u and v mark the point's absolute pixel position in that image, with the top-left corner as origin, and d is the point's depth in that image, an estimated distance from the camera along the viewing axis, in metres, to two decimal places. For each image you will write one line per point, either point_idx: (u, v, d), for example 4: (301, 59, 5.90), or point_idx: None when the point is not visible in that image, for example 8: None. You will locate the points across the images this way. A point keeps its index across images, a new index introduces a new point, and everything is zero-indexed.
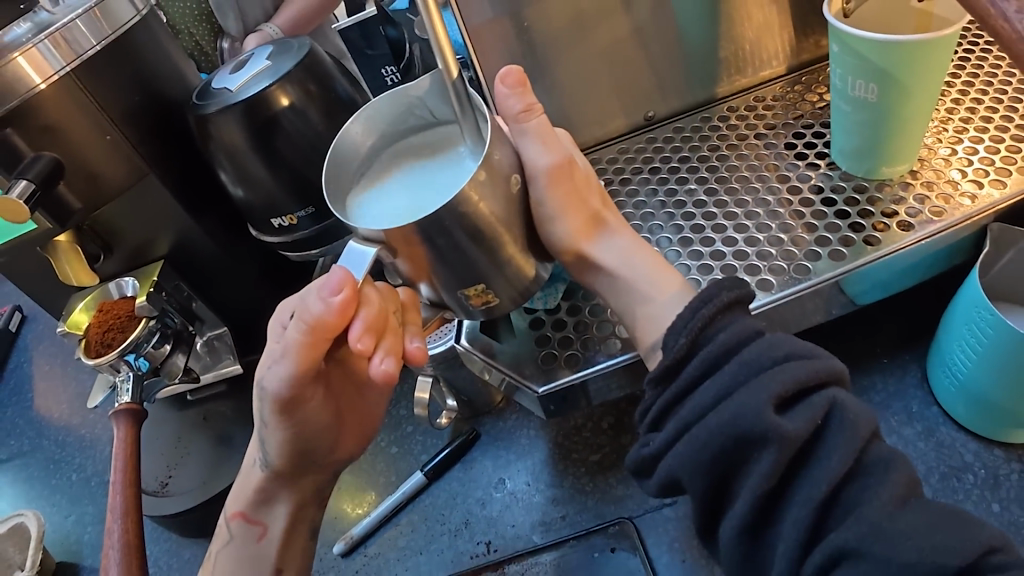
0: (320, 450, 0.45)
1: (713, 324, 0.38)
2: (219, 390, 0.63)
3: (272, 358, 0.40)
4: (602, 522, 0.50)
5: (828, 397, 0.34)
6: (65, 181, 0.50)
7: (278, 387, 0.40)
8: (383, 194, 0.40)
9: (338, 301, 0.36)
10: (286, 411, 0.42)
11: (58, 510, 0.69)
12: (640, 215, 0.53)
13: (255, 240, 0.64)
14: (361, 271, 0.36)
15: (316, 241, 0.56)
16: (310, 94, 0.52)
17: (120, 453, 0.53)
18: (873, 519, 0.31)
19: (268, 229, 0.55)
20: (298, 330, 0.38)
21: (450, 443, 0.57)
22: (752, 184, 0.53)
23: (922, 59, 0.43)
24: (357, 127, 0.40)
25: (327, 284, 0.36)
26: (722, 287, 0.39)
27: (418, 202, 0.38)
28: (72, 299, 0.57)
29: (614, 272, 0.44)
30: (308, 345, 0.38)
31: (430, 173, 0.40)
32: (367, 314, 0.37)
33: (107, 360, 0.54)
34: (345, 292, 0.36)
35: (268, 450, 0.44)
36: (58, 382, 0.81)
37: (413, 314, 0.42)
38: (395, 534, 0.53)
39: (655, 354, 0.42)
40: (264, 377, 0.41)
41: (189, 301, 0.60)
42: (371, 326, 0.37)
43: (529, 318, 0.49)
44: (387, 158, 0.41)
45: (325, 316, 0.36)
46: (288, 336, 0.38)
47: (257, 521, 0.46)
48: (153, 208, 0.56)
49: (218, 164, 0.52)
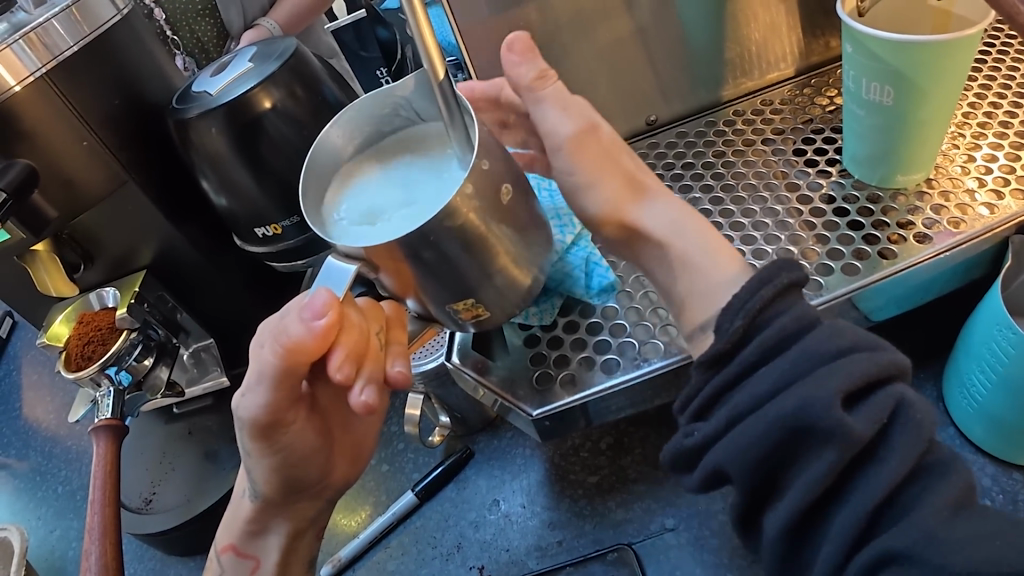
0: (313, 476, 0.43)
1: (771, 307, 0.33)
2: (205, 403, 0.61)
3: (247, 383, 0.38)
4: (600, 548, 0.47)
5: (895, 394, 0.30)
6: (40, 189, 0.48)
7: (256, 413, 0.38)
8: (361, 201, 0.38)
9: (320, 326, 0.34)
10: (268, 439, 0.39)
11: (43, 524, 0.67)
12: None
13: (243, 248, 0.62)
14: (341, 290, 0.34)
15: (303, 251, 0.54)
16: (295, 96, 0.50)
17: (99, 471, 0.51)
18: (926, 528, 0.27)
19: (253, 238, 0.53)
20: (275, 353, 0.35)
21: (442, 461, 0.55)
22: (760, 192, 0.50)
23: (942, 60, 0.40)
24: (337, 130, 0.38)
25: (309, 306, 0.33)
26: (780, 267, 0.33)
27: (397, 213, 0.36)
28: (52, 310, 0.56)
29: (659, 239, 0.39)
30: (288, 369, 0.36)
31: (413, 179, 0.38)
32: (348, 339, 0.35)
33: (87, 374, 0.52)
34: (329, 315, 0.33)
35: (256, 481, 0.41)
36: (46, 390, 0.79)
37: (398, 332, 0.39)
38: (384, 557, 0.51)
39: (704, 335, 0.37)
40: (239, 403, 0.39)
41: (174, 312, 0.58)
42: (351, 352, 0.35)
43: (524, 335, 0.47)
44: (369, 163, 0.40)
45: (305, 339, 0.34)
46: (264, 358, 0.36)
47: (249, 554, 0.44)
48: (134, 217, 0.54)
49: (200, 171, 0.50)
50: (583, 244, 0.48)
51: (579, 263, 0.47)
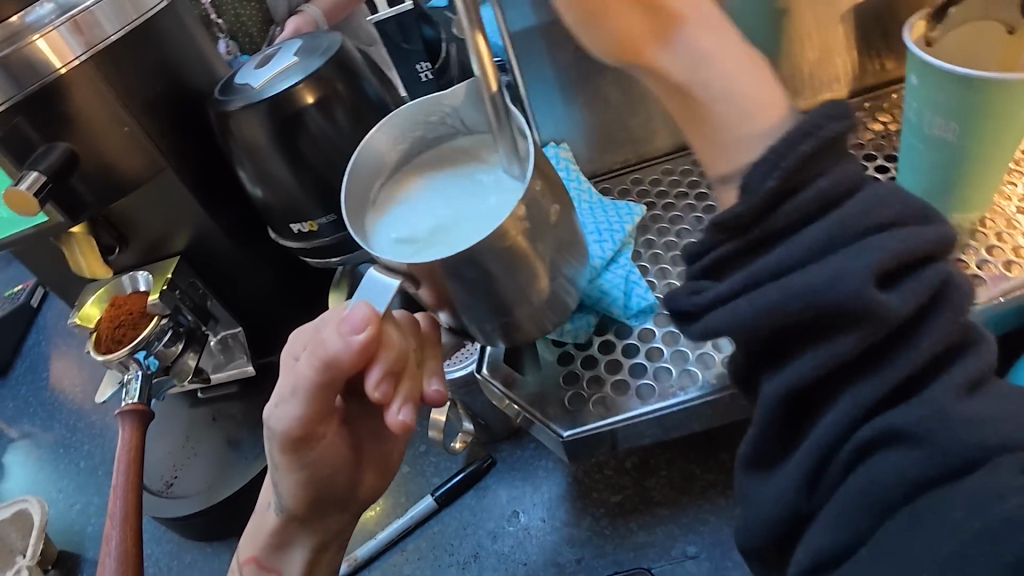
0: (341, 488, 0.43)
1: (812, 165, 0.27)
2: (230, 390, 0.61)
3: (279, 394, 0.38)
4: (619, 570, 0.47)
5: (941, 272, 0.27)
6: (79, 173, 0.47)
7: (287, 425, 0.38)
8: (404, 212, 0.37)
9: (359, 341, 0.33)
10: (298, 452, 0.39)
11: (64, 497, 0.68)
12: (675, 230, 0.51)
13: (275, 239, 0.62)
14: (382, 304, 0.34)
15: (337, 249, 0.53)
16: (337, 93, 0.49)
17: (124, 455, 0.51)
18: (938, 404, 0.26)
19: (288, 233, 0.52)
20: (315, 365, 0.35)
21: (463, 469, 0.55)
22: None
23: (1014, 100, 0.39)
24: (382, 136, 0.38)
25: (348, 321, 0.33)
26: (830, 116, 0.27)
27: (446, 228, 0.35)
28: (84, 291, 0.56)
29: (682, 86, 0.31)
30: (323, 381, 0.36)
31: (459, 193, 0.37)
32: (386, 356, 0.35)
33: (116, 357, 0.52)
34: (368, 331, 0.33)
35: (284, 494, 0.41)
36: (74, 363, 0.80)
37: (432, 349, 0.39)
38: (400, 560, 0.51)
39: (727, 186, 0.31)
40: (270, 414, 0.39)
41: (204, 299, 0.57)
42: (389, 370, 0.35)
43: (557, 351, 0.46)
44: (412, 173, 0.39)
45: (342, 354, 0.34)
46: (300, 371, 0.36)
47: (273, 566, 0.43)
48: (170, 203, 0.54)
49: (238, 162, 0.49)
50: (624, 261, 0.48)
51: (616, 282, 0.46)
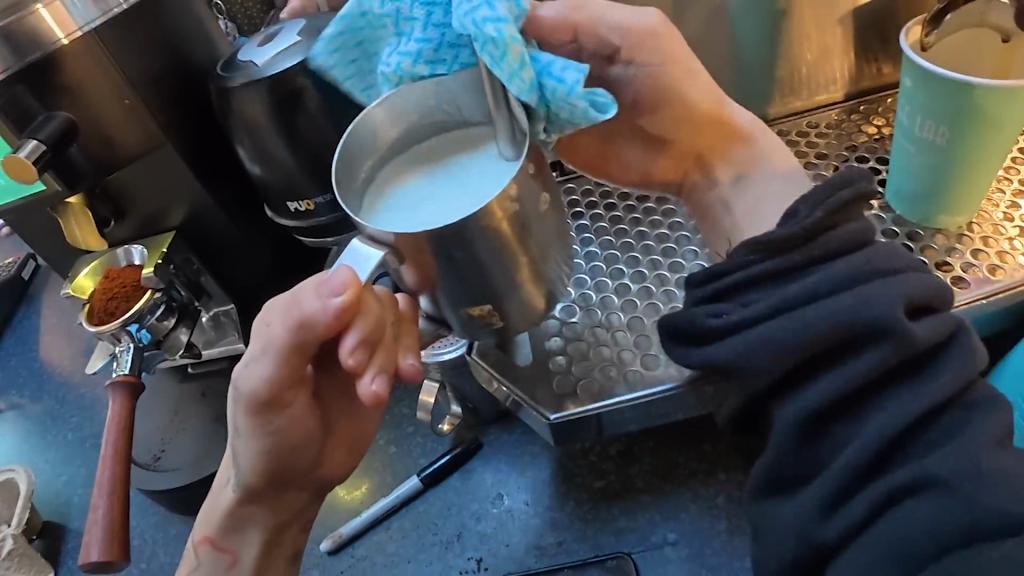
0: (306, 462, 0.43)
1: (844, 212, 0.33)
2: (219, 365, 0.62)
3: (250, 355, 0.39)
4: (599, 554, 0.48)
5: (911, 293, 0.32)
6: (79, 144, 0.48)
7: (255, 386, 0.39)
8: (404, 196, 0.38)
9: (337, 303, 0.34)
10: (264, 415, 0.40)
11: (50, 467, 0.68)
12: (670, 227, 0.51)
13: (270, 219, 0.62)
14: (364, 272, 0.34)
15: (333, 229, 0.54)
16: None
17: (113, 425, 0.51)
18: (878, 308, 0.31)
19: (284, 212, 0.53)
20: (288, 325, 0.36)
21: (450, 451, 0.55)
22: None
23: (1004, 106, 0.40)
24: (382, 112, 0.38)
25: (328, 284, 0.34)
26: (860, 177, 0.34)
27: (442, 208, 0.36)
28: (79, 262, 0.56)
29: None
30: (295, 343, 0.37)
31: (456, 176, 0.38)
32: (364, 325, 0.35)
33: (108, 329, 0.53)
34: (347, 294, 0.34)
35: (245, 463, 0.42)
36: (65, 337, 0.80)
37: (409, 325, 0.40)
38: (384, 538, 0.52)
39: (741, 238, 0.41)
40: (240, 375, 0.39)
41: (199, 275, 0.58)
42: (364, 340, 0.36)
43: (547, 339, 0.47)
44: (410, 158, 0.40)
45: (320, 316, 0.35)
46: (273, 333, 0.37)
47: (226, 548, 0.44)
48: (167, 177, 0.54)
49: (238, 139, 0.50)
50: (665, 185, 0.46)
51: None
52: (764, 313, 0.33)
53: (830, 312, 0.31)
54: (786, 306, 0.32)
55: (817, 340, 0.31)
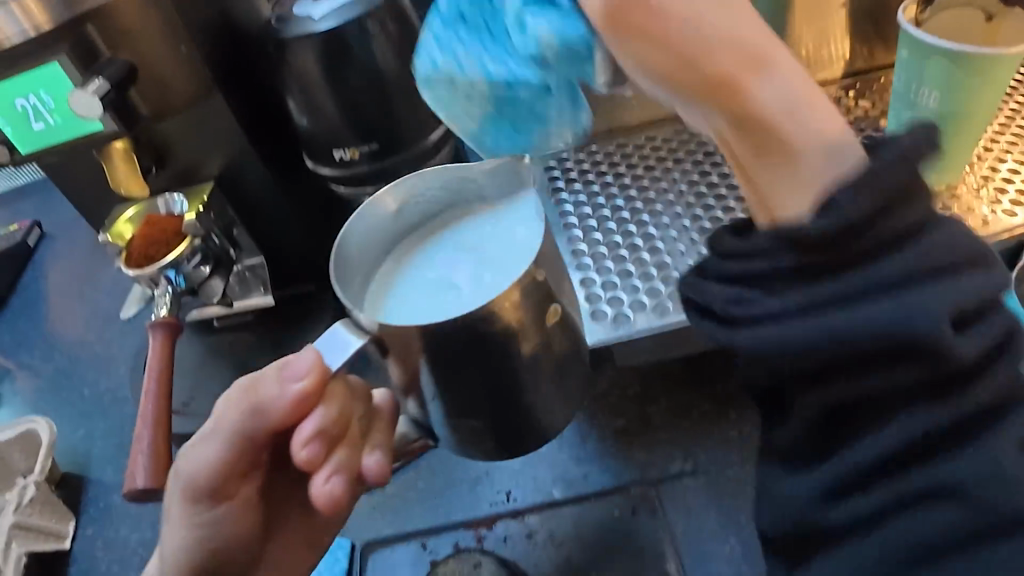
0: (241, 555, 0.44)
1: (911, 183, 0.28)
2: (244, 319, 0.63)
3: (200, 436, 0.41)
4: (623, 483, 0.51)
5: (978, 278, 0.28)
6: (136, 87, 0.50)
7: (199, 467, 0.40)
8: (406, 291, 0.41)
9: (299, 388, 0.36)
10: (202, 505, 0.41)
11: (67, 422, 0.69)
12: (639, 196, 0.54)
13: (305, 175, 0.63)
14: (331, 356, 0.36)
15: (375, 179, 0.56)
16: (387, 33, 0.52)
17: (156, 363, 0.53)
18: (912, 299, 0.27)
19: (328, 160, 0.55)
20: (242, 410, 0.39)
21: None
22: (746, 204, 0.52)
23: (991, 72, 0.45)
24: (393, 198, 0.42)
25: (297, 366, 0.36)
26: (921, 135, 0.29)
27: (425, 294, 0.40)
28: (117, 208, 0.58)
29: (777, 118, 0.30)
30: (245, 424, 0.39)
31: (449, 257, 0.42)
32: (330, 410, 0.36)
33: (147, 272, 0.55)
34: (308, 381, 0.35)
35: (171, 556, 0.42)
36: (73, 299, 0.80)
37: (380, 422, 0.41)
38: (414, 476, 0.55)
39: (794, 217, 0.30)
40: (185, 454, 0.42)
41: (233, 227, 0.60)
42: (323, 437, 0.36)
43: (583, 276, 0.50)
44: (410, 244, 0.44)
45: (284, 403, 0.36)
46: (227, 416, 0.39)
47: None
48: (214, 130, 0.55)
49: (288, 90, 0.52)
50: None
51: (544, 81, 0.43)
52: (796, 307, 0.29)
53: (869, 320, 0.28)
54: (840, 300, 0.28)
55: (865, 343, 0.28)
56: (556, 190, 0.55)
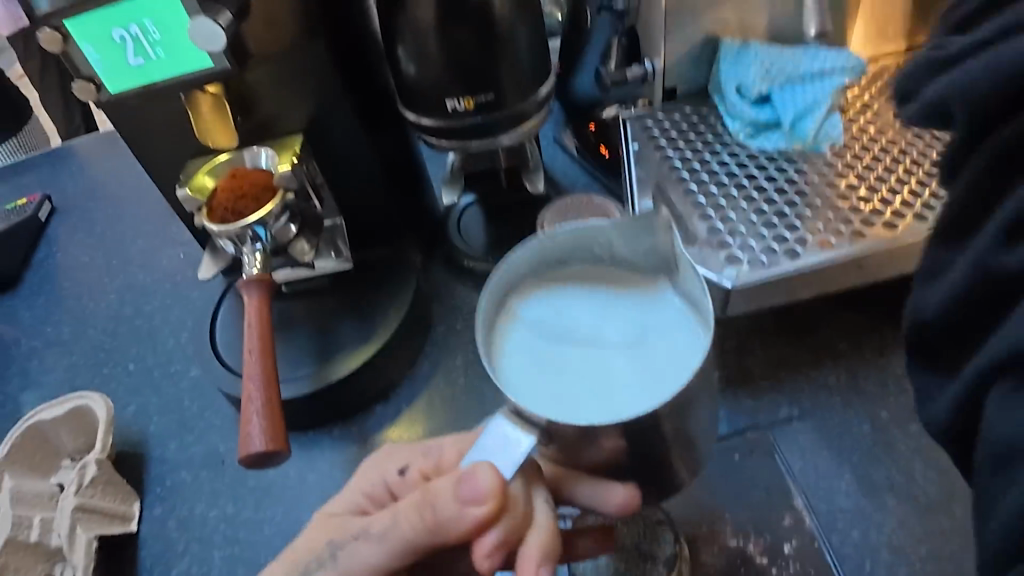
0: None
1: None
2: (319, 284, 0.61)
3: (364, 530, 0.40)
4: (738, 428, 0.53)
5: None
6: (247, 25, 0.49)
7: (368, 566, 0.39)
8: (528, 348, 0.38)
9: (480, 510, 0.34)
10: None
11: (115, 398, 0.64)
12: (707, 164, 0.56)
13: (390, 132, 0.61)
14: (511, 469, 0.34)
15: (481, 131, 0.55)
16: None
17: (255, 322, 0.51)
18: None
19: (435, 110, 0.55)
20: (417, 525, 0.38)
21: None
22: (810, 188, 0.54)
23: None
24: (523, 253, 0.40)
25: (473, 490, 0.34)
26: None
27: (570, 376, 0.37)
28: (195, 163, 0.56)
29: None
30: (420, 541, 0.38)
31: (591, 311, 0.40)
32: (508, 532, 0.36)
33: (233, 228, 0.52)
34: (488, 504, 0.34)
35: None
36: (98, 272, 0.74)
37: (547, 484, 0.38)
38: None
39: None
40: (347, 545, 0.40)
41: (318, 183, 0.57)
42: (506, 531, 0.36)
43: (706, 226, 0.53)
44: (544, 278, 0.42)
45: (460, 522, 0.35)
46: (401, 529, 0.38)
47: None
48: (304, 79, 0.54)
49: (399, 36, 0.52)
50: (832, 122, 0.55)
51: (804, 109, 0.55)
52: None
53: None
54: None
55: None
56: (662, 151, 0.58)
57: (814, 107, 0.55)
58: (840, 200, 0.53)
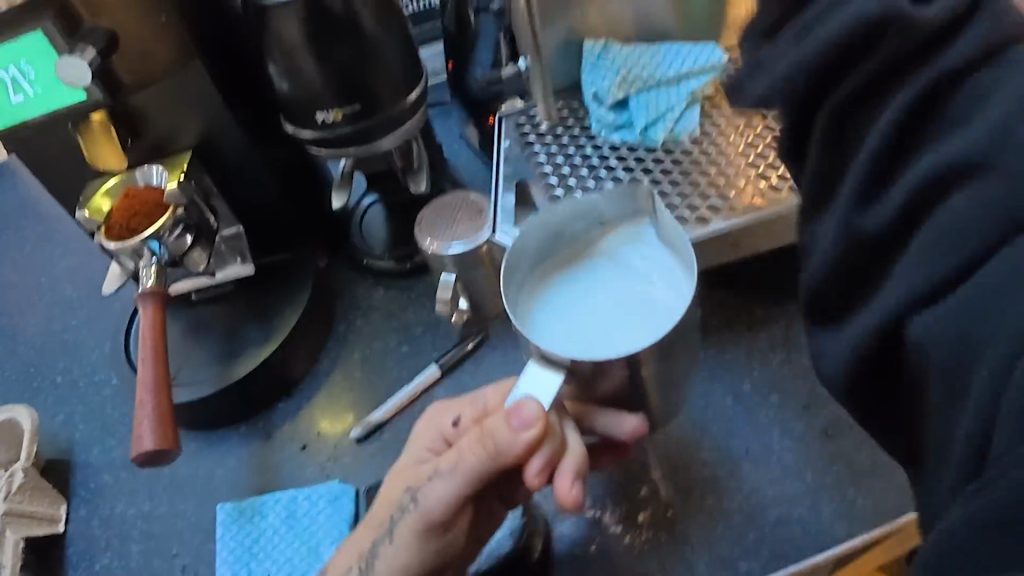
0: (453, 546, 0.47)
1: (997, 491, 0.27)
2: (226, 288, 0.64)
3: (437, 470, 0.45)
4: None
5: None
6: (119, 56, 0.52)
7: (434, 504, 0.44)
8: (566, 300, 0.46)
9: (529, 433, 0.39)
10: (425, 524, 0.45)
11: (44, 409, 0.68)
12: (575, 162, 0.58)
13: (279, 140, 0.64)
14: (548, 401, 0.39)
15: (354, 139, 0.59)
16: (376, 15, 0.55)
17: (148, 330, 0.55)
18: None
19: (308, 123, 0.57)
20: (479, 454, 0.42)
21: (458, 343, 0.62)
22: (676, 178, 0.57)
23: None
24: (532, 230, 0.46)
25: (521, 417, 0.39)
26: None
27: (600, 320, 0.44)
28: (91, 185, 0.59)
29: None
30: (480, 466, 0.42)
31: (579, 278, 0.46)
32: (546, 452, 0.41)
33: (129, 244, 0.55)
34: (537, 425, 0.39)
35: (395, 549, 0.45)
36: (29, 290, 0.78)
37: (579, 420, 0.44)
38: (410, 420, 0.59)
39: None
40: (420, 485, 0.45)
41: (211, 195, 0.60)
42: (547, 461, 0.41)
43: None
44: (549, 266, 0.47)
45: (514, 444, 0.40)
46: (467, 458, 0.43)
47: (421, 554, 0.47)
48: (184, 99, 0.56)
49: (270, 56, 0.55)
50: (688, 115, 0.58)
51: (660, 104, 0.58)
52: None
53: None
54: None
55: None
56: (530, 148, 0.60)
57: (673, 105, 0.58)
58: (721, 174, 0.56)
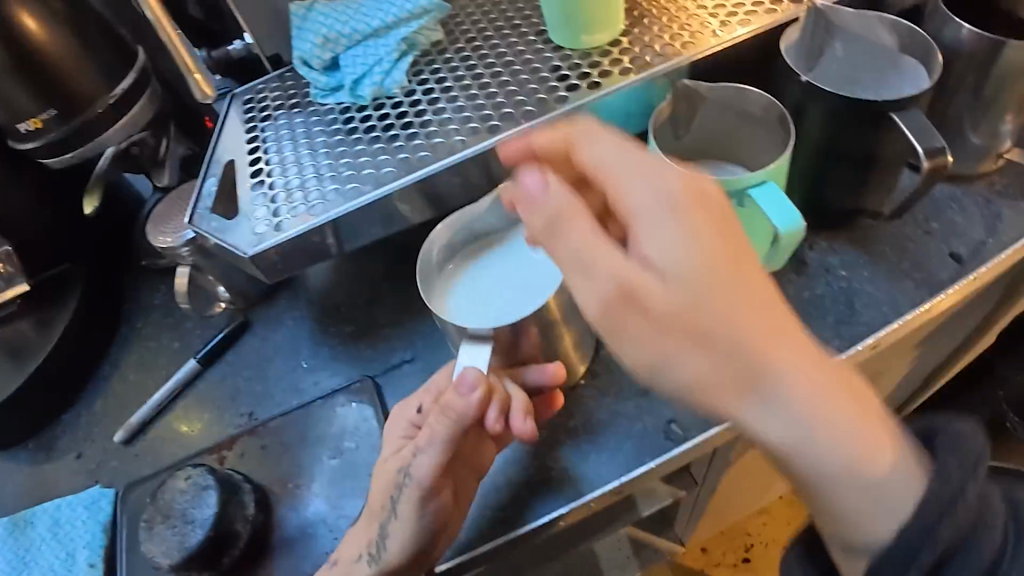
0: (444, 525, 0.46)
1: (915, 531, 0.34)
2: (10, 310, 0.59)
3: (415, 446, 0.45)
4: (348, 381, 0.55)
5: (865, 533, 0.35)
6: None
7: (425, 473, 0.44)
8: (473, 291, 0.49)
9: (475, 398, 0.43)
10: (424, 496, 0.44)
11: None
12: (292, 129, 0.55)
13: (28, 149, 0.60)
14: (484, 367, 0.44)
15: (73, 142, 0.55)
16: (53, 11, 0.53)
17: None
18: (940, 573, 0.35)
19: (18, 135, 0.55)
20: (444, 426, 0.44)
21: (224, 329, 0.61)
22: (397, 124, 0.53)
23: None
24: (439, 235, 0.49)
25: (466, 382, 0.43)
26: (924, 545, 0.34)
27: (518, 284, 0.48)
28: None
29: None
30: (453, 433, 0.44)
31: (499, 261, 0.50)
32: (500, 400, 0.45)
33: None
34: (480, 388, 0.43)
35: (393, 540, 0.45)
36: None
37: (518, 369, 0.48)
38: (177, 413, 0.58)
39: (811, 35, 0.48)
40: (409, 464, 0.45)
41: None
42: (501, 410, 0.45)
43: (256, 189, 0.52)
44: (461, 259, 0.50)
45: (466, 411, 0.44)
46: (435, 428, 0.44)
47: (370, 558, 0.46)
48: None
49: None
50: (400, 65, 0.54)
51: (366, 60, 0.54)
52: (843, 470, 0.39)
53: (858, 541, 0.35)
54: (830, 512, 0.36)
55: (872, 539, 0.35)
56: (248, 123, 0.57)
57: (381, 58, 0.54)
58: (498, 89, 0.53)
